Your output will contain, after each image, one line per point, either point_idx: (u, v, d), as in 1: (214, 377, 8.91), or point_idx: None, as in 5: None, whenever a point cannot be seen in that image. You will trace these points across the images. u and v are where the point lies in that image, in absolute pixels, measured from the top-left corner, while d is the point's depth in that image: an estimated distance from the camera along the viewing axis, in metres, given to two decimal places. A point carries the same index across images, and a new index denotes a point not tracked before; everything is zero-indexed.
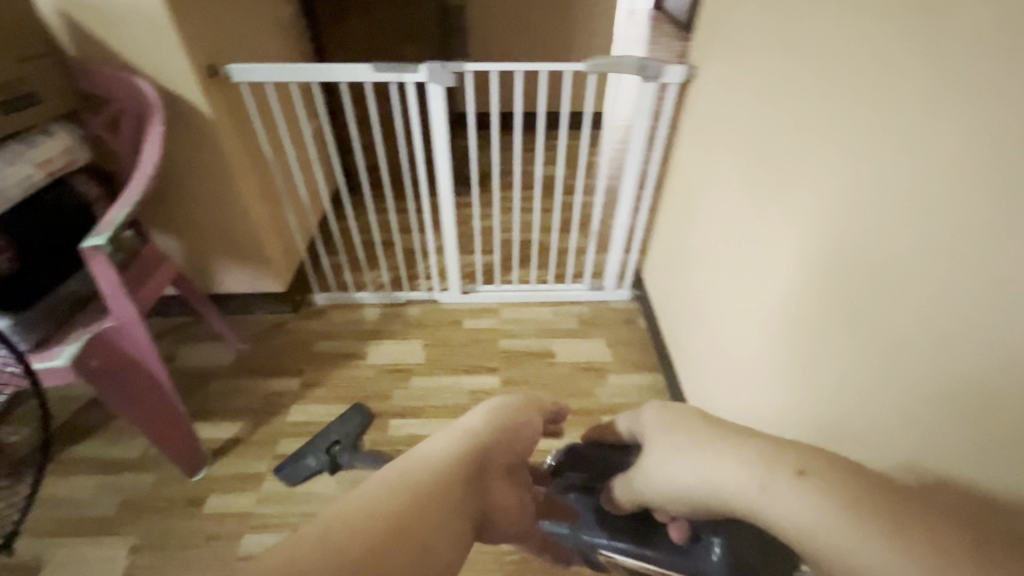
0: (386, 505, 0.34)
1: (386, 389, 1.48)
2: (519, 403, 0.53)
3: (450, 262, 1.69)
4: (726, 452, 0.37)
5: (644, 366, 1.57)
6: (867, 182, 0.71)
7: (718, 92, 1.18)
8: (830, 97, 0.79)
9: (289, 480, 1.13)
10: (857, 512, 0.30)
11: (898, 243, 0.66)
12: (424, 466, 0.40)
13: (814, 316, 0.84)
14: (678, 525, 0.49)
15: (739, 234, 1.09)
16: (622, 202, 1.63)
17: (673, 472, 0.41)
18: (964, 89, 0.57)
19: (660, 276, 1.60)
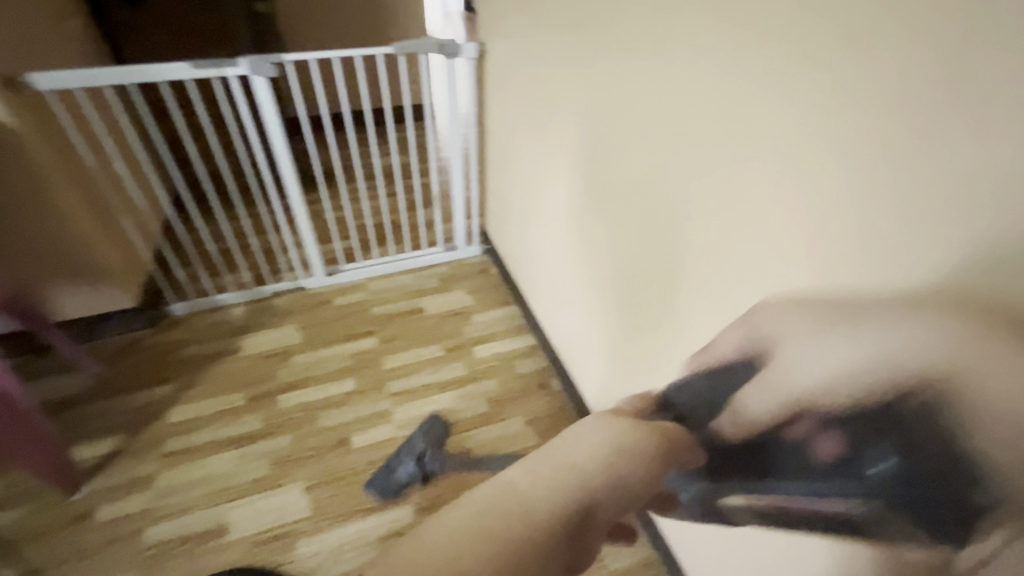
0: (511, 525, 0.30)
1: (267, 371, 1.55)
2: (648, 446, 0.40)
3: (309, 247, 1.78)
4: (863, 322, 0.56)
5: (501, 302, 1.83)
6: (655, 154, 0.89)
7: (504, 64, 1.49)
8: (614, 87, 0.97)
9: (377, 494, 1.25)
10: (993, 337, 0.44)
11: (690, 200, 0.82)
12: (542, 510, 0.31)
13: (599, 227, 1.15)
14: (832, 441, 0.59)
15: (578, 220, 1.24)
16: (454, 170, 1.89)
17: (824, 358, 0.59)
18: (633, 33, 0.87)
19: (499, 228, 1.88)
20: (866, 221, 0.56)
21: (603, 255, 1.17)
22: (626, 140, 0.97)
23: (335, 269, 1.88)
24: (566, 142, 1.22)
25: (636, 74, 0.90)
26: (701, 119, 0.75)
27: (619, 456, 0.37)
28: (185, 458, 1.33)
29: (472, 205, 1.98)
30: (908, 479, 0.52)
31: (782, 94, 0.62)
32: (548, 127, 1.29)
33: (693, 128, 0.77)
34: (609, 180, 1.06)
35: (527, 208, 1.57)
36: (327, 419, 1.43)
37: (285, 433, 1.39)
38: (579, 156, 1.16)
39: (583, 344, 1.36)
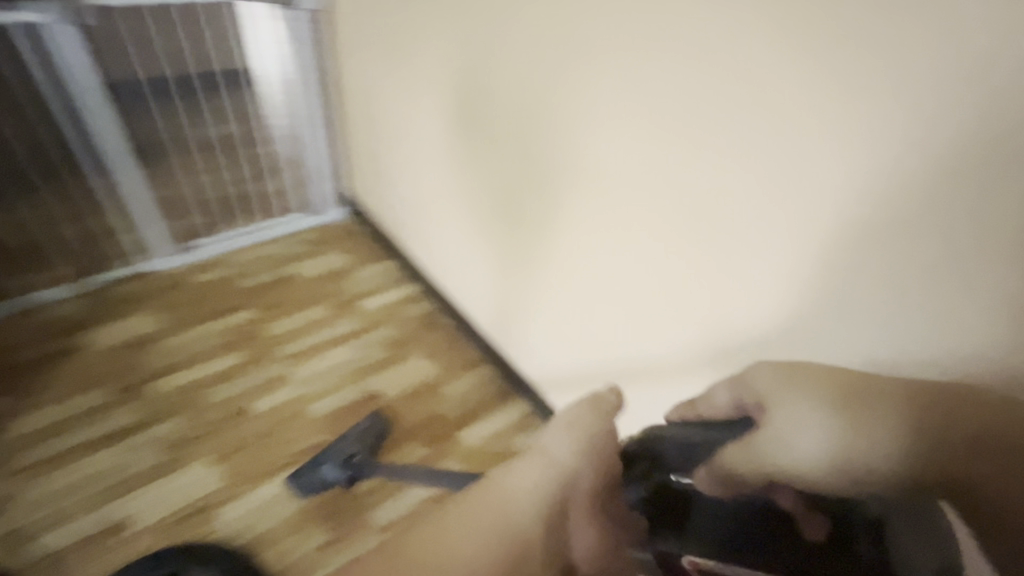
0: (477, 550, 0.37)
1: (129, 361, 1.41)
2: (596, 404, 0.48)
3: (149, 225, 1.61)
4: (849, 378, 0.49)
5: (376, 258, 1.87)
6: (560, 104, 0.99)
7: (355, 21, 1.51)
8: (504, 41, 1.05)
9: (302, 490, 1.19)
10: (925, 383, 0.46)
11: (598, 140, 0.94)
12: (520, 509, 0.40)
13: (476, 172, 1.30)
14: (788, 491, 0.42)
15: (474, 175, 1.31)
16: (307, 131, 1.85)
17: (795, 417, 0.45)
18: None
19: (363, 186, 1.91)
20: (739, 119, 0.74)
21: (484, 204, 1.32)
22: (499, 96, 1.13)
23: (183, 247, 1.72)
24: (438, 104, 1.31)
25: (500, 29, 1.05)
26: (568, 70, 0.94)
27: (582, 436, 0.46)
28: (49, 466, 1.17)
29: (330, 167, 1.95)
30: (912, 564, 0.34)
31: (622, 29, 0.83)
32: (416, 87, 1.37)
33: (564, 81, 0.96)
34: (488, 137, 1.21)
35: (395, 162, 1.64)
36: (218, 394, 1.36)
37: (174, 416, 1.30)
38: (473, 113, 1.22)
39: (471, 285, 1.52)
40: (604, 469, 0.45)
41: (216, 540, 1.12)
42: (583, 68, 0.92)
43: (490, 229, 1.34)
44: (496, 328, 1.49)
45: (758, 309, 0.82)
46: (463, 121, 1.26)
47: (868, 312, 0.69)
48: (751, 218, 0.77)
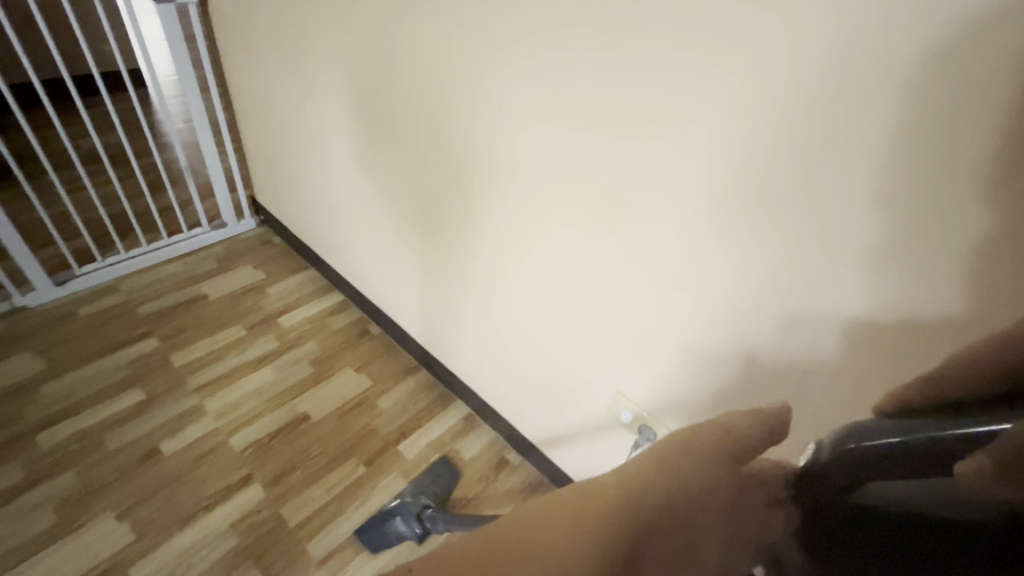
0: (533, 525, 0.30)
1: (6, 413, 1.21)
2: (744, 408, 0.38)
3: (20, 254, 1.40)
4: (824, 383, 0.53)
5: (296, 269, 1.75)
6: (483, 90, 0.90)
7: (238, 13, 1.38)
8: (410, 24, 0.95)
9: (372, 546, 1.11)
10: None
11: (530, 126, 0.86)
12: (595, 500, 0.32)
13: (388, 173, 1.23)
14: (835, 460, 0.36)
15: (398, 173, 1.20)
16: (200, 136, 1.68)
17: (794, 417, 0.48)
18: None
19: (273, 194, 1.77)
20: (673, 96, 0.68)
21: (400, 206, 1.26)
22: (398, 92, 1.07)
23: (66, 276, 1.52)
24: (338, 105, 1.24)
25: (393, 18, 0.98)
26: (465, 62, 0.90)
27: (669, 462, 0.34)
28: None
29: (232, 175, 1.79)
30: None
31: (519, 14, 0.79)
32: (312, 85, 1.28)
33: (463, 74, 0.92)
34: (393, 136, 1.15)
35: (301, 166, 1.52)
36: (118, 438, 1.21)
37: (67, 470, 1.14)
38: (387, 104, 1.11)
39: (396, 291, 1.45)
40: (707, 488, 0.33)
41: None
42: (500, 50, 0.84)
43: (409, 232, 1.28)
44: (433, 335, 1.41)
45: (746, 291, 0.74)
46: (377, 114, 1.15)
47: (924, 264, 0.57)
48: (660, 207, 0.76)
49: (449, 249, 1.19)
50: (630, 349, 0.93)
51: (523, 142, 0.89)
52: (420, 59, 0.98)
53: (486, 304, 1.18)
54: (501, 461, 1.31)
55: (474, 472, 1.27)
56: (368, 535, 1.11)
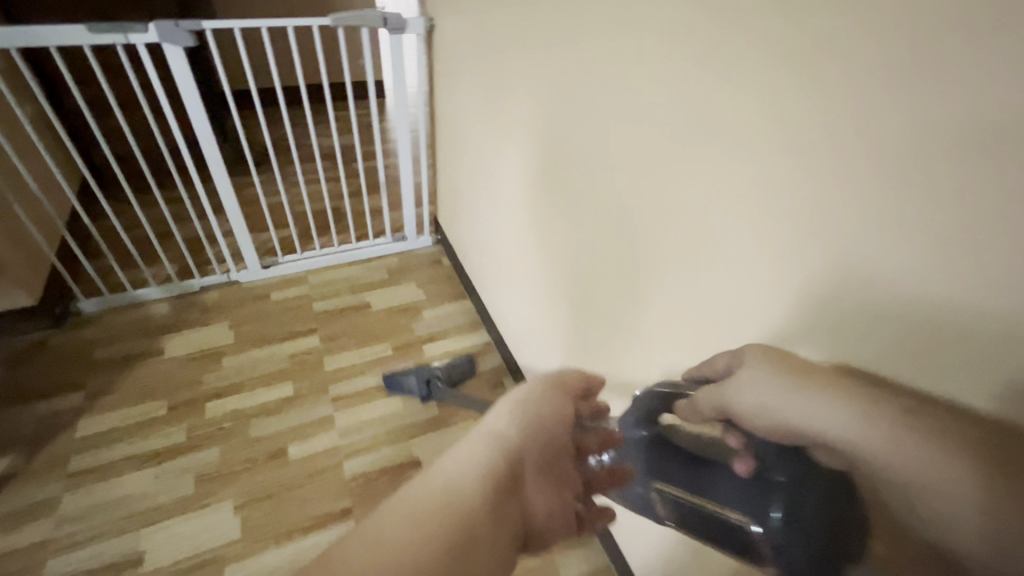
0: (420, 524, 0.37)
1: (192, 376, 1.41)
2: (541, 385, 0.56)
3: (242, 238, 1.64)
4: (806, 389, 0.45)
5: (454, 296, 1.74)
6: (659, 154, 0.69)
7: (455, 45, 1.37)
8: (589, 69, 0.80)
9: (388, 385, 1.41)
10: (783, 368, 0.48)
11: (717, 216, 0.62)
12: (463, 494, 0.40)
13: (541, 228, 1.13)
14: (734, 438, 0.50)
15: (558, 227, 1.05)
16: (402, 154, 1.77)
17: (751, 396, 0.48)
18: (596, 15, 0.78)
19: (451, 218, 1.79)
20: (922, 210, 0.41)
21: (540, 257, 1.18)
22: (554, 147, 0.97)
23: (271, 261, 1.73)
24: (511, 147, 1.19)
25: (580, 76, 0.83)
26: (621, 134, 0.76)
27: (530, 421, 0.51)
28: (96, 477, 1.18)
29: (422, 192, 1.86)
30: (789, 543, 0.43)
31: (697, 87, 0.60)
32: (500, 127, 1.22)
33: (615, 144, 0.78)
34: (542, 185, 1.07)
35: (477, 201, 1.49)
36: (259, 429, 1.31)
37: (215, 446, 1.26)
38: (558, 153, 0.97)
39: (536, 355, 1.32)
40: (546, 453, 0.51)
41: None
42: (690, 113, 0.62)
43: (544, 285, 1.19)
44: None
45: None
46: (548, 158, 1.01)
47: None
48: None
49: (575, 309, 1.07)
50: None
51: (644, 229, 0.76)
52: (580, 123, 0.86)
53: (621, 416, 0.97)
54: None
55: None
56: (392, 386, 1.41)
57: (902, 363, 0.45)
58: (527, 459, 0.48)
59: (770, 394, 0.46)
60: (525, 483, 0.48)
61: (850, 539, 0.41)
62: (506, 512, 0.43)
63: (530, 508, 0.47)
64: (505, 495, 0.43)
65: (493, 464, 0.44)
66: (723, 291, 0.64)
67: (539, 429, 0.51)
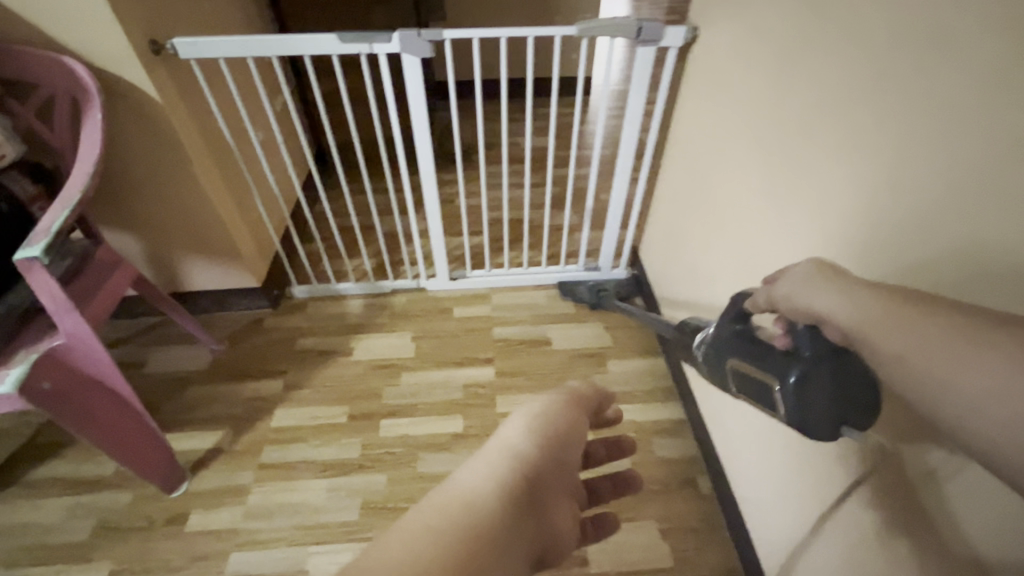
0: (437, 555, 0.46)
1: (373, 386, 1.41)
2: (559, 398, 0.71)
3: (438, 249, 1.59)
4: (842, 285, 0.48)
5: (644, 350, 1.50)
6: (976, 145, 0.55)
7: (724, 66, 1.09)
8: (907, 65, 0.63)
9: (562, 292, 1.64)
10: (829, 272, 0.50)
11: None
12: (482, 516, 0.52)
13: None
14: (785, 335, 0.57)
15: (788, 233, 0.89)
16: (615, 178, 1.56)
17: (807, 293, 0.50)
18: None
19: (658, 256, 1.55)
20: None
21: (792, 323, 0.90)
22: (852, 260, 0.73)
23: (459, 273, 1.68)
24: (762, 237, 0.98)
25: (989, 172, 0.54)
26: (1014, 273, 0.52)
27: (549, 440, 0.64)
28: (280, 475, 1.23)
29: (627, 222, 1.64)
30: (809, 399, 0.54)
31: None
32: (749, 147, 1.00)
33: (992, 282, 0.54)
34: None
35: (705, 257, 1.22)
36: (427, 463, 1.25)
37: (383, 471, 1.23)
38: (811, 149, 0.81)
39: (761, 472, 1.02)
40: (557, 469, 0.64)
41: None
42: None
43: None
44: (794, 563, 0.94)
45: None
46: (793, 152, 0.86)
47: None
48: None
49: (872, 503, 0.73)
50: None
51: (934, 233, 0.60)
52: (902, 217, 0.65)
53: None
54: None
55: None
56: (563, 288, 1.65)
57: None
58: (542, 469, 0.61)
59: (837, 299, 0.47)
60: (541, 490, 0.60)
61: (840, 405, 0.52)
62: (524, 524, 0.55)
63: (547, 516, 0.60)
64: (526, 499, 0.57)
65: (507, 473, 0.58)
66: None
67: (552, 442, 0.65)
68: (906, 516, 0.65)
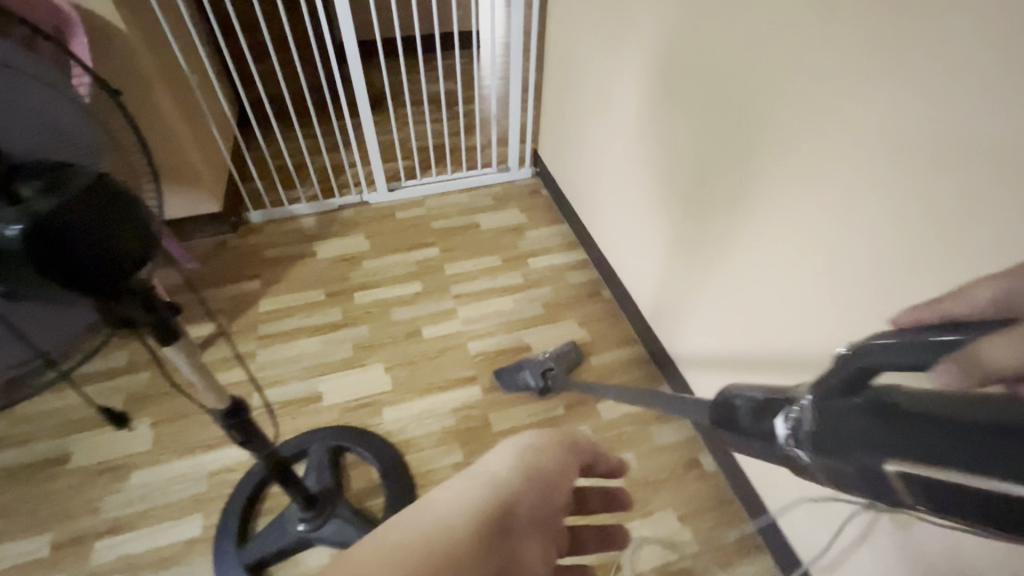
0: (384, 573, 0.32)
1: (342, 273, 1.71)
2: (549, 436, 0.51)
3: (375, 163, 1.89)
4: None
5: (551, 221, 1.93)
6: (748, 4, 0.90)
7: None
8: None
9: (506, 386, 1.38)
10: None
11: (803, 45, 0.81)
12: (438, 550, 0.35)
13: (672, 184, 1.24)
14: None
15: (647, 109, 1.27)
16: (511, 90, 1.94)
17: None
18: None
19: (551, 149, 1.97)
20: None
21: (653, 174, 1.32)
22: (688, 117, 1.13)
23: (395, 186, 1.99)
24: (636, 145, 1.36)
25: (740, 58, 0.94)
26: (773, 131, 0.91)
27: (528, 478, 0.47)
28: (279, 340, 1.50)
29: (524, 128, 2.05)
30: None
31: None
32: (614, 52, 1.36)
33: (747, 119, 0.96)
34: (668, 180, 1.25)
35: (589, 140, 1.63)
36: (399, 313, 1.58)
37: (364, 324, 1.55)
38: (656, 45, 1.18)
39: (682, 323, 1.34)
40: (536, 508, 0.46)
41: (377, 432, 1.30)
42: None
43: (658, 201, 1.33)
44: (653, 305, 1.47)
45: None
46: (645, 49, 1.22)
47: None
48: (876, 161, 0.75)
49: (706, 275, 1.20)
50: (810, 304, 0.92)
51: (736, 83, 0.96)
52: (728, 133, 1.02)
53: (723, 328, 1.18)
54: (693, 460, 1.26)
55: (663, 457, 1.24)
56: (504, 379, 1.39)
57: (961, 149, 0.64)
58: (521, 509, 0.44)
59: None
60: (517, 532, 0.43)
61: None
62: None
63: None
64: (496, 548, 0.40)
65: (487, 506, 0.42)
66: (824, 126, 0.81)
67: (545, 488, 0.47)
68: (732, 272, 1.11)
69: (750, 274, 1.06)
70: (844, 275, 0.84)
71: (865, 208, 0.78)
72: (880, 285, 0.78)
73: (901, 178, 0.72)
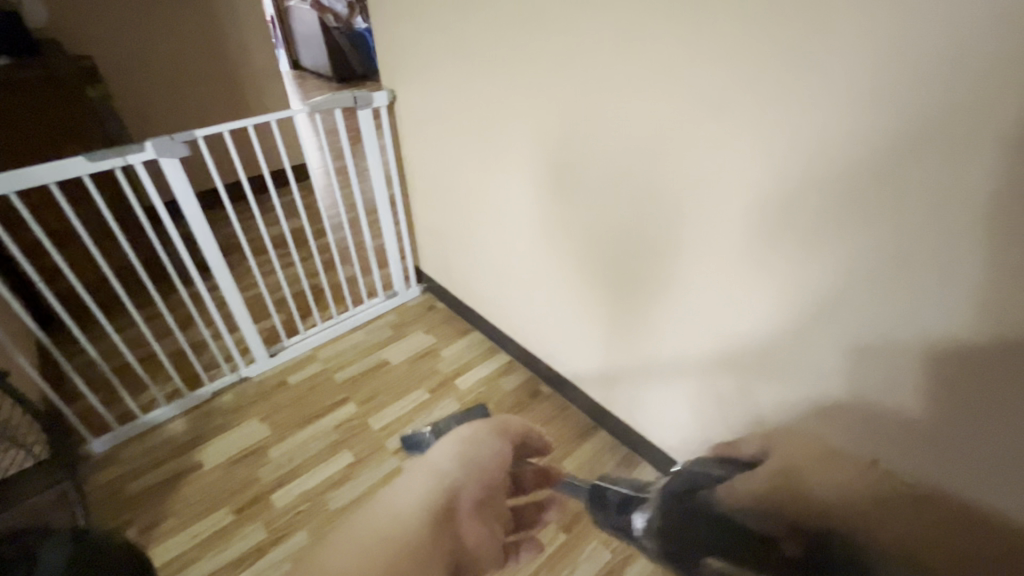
0: None
1: (247, 474, 1.38)
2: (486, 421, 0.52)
3: (247, 332, 1.62)
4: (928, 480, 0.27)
5: (460, 333, 1.85)
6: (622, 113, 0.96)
7: (421, 109, 1.54)
8: (548, 70, 1.07)
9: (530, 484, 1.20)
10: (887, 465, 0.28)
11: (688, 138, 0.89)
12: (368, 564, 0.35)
13: (585, 270, 1.27)
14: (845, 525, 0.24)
15: (540, 208, 1.30)
16: (379, 215, 1.86)
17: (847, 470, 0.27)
18: (584, 59, 0.98)
19: (435, 262, 1.92)
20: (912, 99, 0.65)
21: (562, 266, 1.34)
22: (586, 211, 1.17)
23: (276, 349, 1.72)
24: (542, 246, 1.36)
25: (632, 161, 1.00)
26: (677, 215, 0.97)
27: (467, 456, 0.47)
28: None
29: (401, 247, 1.97)
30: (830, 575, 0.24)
31: (590, 61, 0.97)
32: (492, 167, 1.39)
33: (645, 207, 1.02)
34: (582, 268, 1.28)
35: (485, 250, 1.61)
36: (336, 501, 1.32)
37: (298, 531, 1.25)
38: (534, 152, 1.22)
39: (635, 398, 1.33)
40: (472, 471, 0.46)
41: None
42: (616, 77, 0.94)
43: (574, 290, 1.34)
44: (597, 389, 1.45)
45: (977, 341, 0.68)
46: (523, 156, 1.26)
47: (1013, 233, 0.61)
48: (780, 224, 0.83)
49: (647, 349, 1.22)
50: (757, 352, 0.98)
51: (627, 177, 1.02)
52: (633, 221, 1.07)
53: (680, 393, 1.20)
54: None
55: None
56: None
57: (860, 212, 0.73)
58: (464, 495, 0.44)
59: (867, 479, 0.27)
60: (459, 519, 0.43)
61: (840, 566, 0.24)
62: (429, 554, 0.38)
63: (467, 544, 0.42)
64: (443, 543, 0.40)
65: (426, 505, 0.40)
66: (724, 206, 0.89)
67: (478, 466, 0.46)
68: (669, 339, 1.14)
69: (687, 341, 1.11)
70: (797, 332, 0.90)
71: (780, 269, 0.86)
72: (843, 336, 0.84)
73: (834, 246, 0.78)
